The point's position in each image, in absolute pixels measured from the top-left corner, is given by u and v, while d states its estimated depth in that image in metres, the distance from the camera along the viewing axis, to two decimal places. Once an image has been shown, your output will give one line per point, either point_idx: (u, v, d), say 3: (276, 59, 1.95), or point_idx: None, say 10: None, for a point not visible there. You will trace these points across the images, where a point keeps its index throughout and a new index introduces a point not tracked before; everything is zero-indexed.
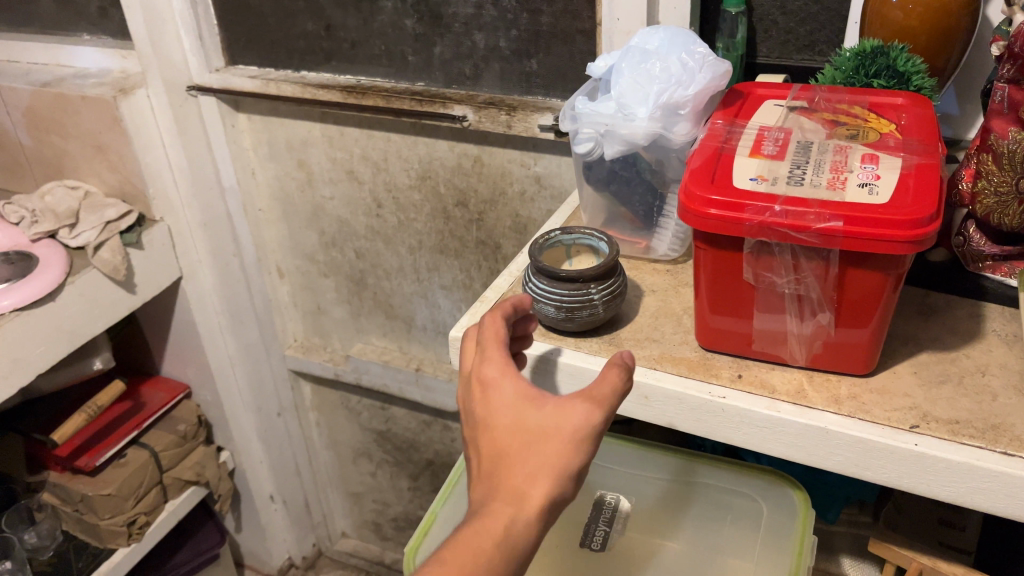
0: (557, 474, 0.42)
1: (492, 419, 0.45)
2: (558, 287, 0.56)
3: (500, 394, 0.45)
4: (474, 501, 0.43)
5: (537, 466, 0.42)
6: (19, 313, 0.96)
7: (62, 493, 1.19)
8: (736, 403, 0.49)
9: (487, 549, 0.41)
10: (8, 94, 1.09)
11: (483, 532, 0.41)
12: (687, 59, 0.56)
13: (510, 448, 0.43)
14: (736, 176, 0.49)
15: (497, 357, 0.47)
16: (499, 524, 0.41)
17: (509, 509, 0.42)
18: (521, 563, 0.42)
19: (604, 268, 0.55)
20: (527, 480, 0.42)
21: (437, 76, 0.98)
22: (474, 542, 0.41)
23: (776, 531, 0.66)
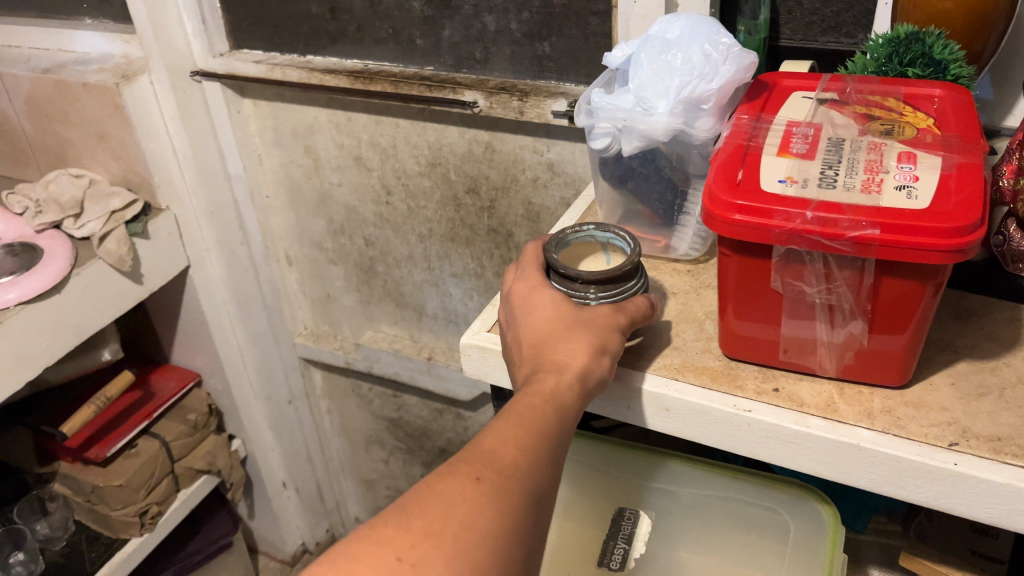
0: (596, 349, 0.50)
1: (533, 313, 0.53)
2: (557, 283, 0.54)
3: (540, 296, 0.53)
4: (523, 376, 0.50)
5: (578, 345, 0.50)
6: (23, 306, 0.94)
7: (73, 484, 1.19)
8: (763, 417, 0.47)
9: (542, 402, 0.47)
10: (9, 81, 1.07)
11: (536, 392, 0.48)
12: (710, 50, 0.53)
13: (553, 330, 0.51)
14: (764, 178, 0.46)
15: (534, 272, 0.56)
16: (550, 384, 0.48)
17: (555, 371, 0.49)
18: (571, 423, 0.48)
19: (606, 273, 0.53)
20: (570, 351, 0.50)
21: (446, 60, 0.95)
22: (531, 397, 0.48)
23: (804, 548, 0.65)
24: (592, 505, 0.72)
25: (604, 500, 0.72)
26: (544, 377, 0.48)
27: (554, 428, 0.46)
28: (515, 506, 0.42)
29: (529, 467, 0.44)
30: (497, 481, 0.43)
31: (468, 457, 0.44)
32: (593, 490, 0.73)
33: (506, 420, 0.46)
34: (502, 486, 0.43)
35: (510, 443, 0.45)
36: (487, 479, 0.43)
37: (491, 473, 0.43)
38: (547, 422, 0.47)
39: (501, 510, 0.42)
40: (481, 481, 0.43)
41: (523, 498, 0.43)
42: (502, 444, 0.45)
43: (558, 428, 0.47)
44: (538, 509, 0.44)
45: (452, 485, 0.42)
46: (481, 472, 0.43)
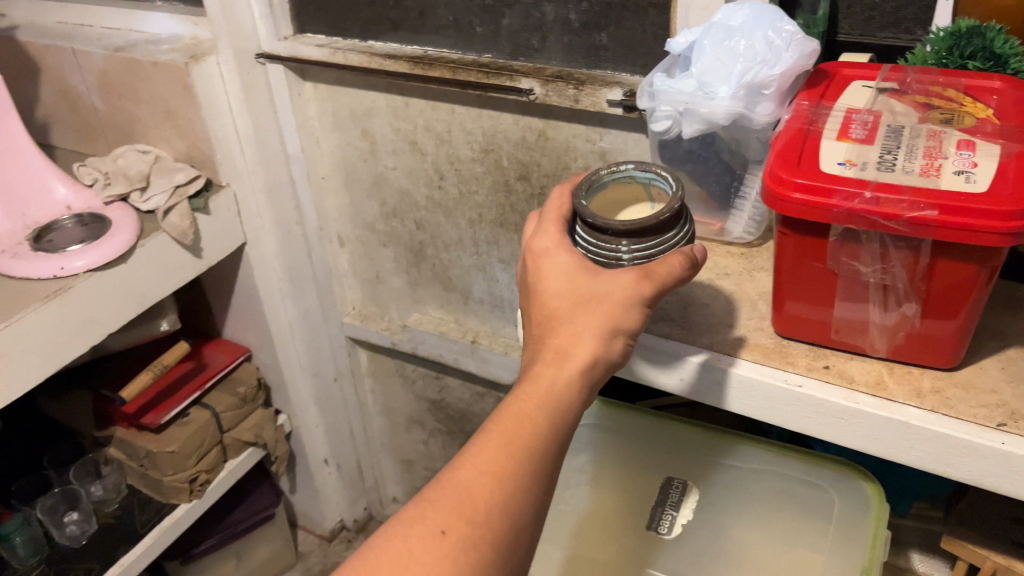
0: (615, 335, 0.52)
1: (546, 288, 0.55)
2: (588, 235, 0.57)
3: (555, 264, 0.56)
4: (526, 365, 0.53)
5: (592, 337, 0.52)
6: (92, 274, 0.99)
7: (128, 448, 1.23)
8: (813, 392, 0.48)
9: (528, 421, 0.50)
10: (83, 58, 1.11)
11: (525, 401, 0.50)
12: (773, 37, 0.54)
13: (564, 311, 0.53)
14: (823, 160, 0.47)
15: (553, 232, 0.58)
16: (545, 383, 0.51)
17: (553, 369, 0.51)
18: (561, 435, 0.51)
19: (638, 226, 0.55)
20: (575, 336, 0.52)
21: (504, 48, 0.97)
22: (519, 414, 0.50)
23: (847, 524, 0.68)
24: (646, 474, 0.77)
25: (657, 469, 0.77)
26: (542, 376, 0.51)
27: (537, 454, 0.49)
28: (480, 558, 0.46)
29: (501, 508, 0.47)
30: (463, 531, 0.46)
31: (438, 506, 0.47)
32: (648, 460, 0.78)
33: (489, 447, 0.49)
34: (466, 540, 0.46)
35: (483, 482, 0.48)
36: (452, 533, 0.46)
37: (457, 525, 0.47)
38: (529, 441, 0.49)
39: (465, 564, 0.45)
40: (446, 535, 0.46)
41: (491, 546, 0.47)
42: (476, 482, 0.48)
43: (542, 452, 0.50)
44: (508, 549, 0.47)
45: (418, 538, 0.46)
46: (448, 524, 0.47)
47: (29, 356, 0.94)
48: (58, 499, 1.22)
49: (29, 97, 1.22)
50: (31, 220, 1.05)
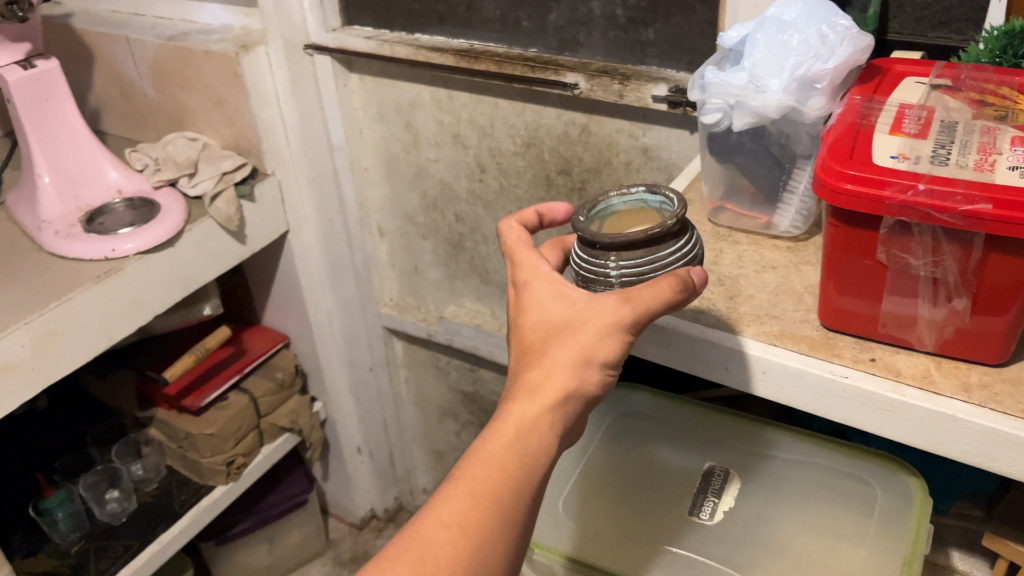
0: (593, 367, 0.53)
1: (523, 319, 0.56)
2: (583, 255, 0.57)
3: (531, 294, 0.57)
4: (503, 399, 0.54)
5: (572, 370, 0.53)
6: (140, 256, 1.01)
7: (167, 429, 1.26)
8: (858, 383, 0.49)
9: (495, 466, 0.52)
10: (137, 46, 1.14)
11: (495, 443, 0.52)
12: (827, 31, 0.55)
13: (539, 343, 0.54)
14: (876, 152, 0.48)
15: (534, 259, 0.59)
16: (515, 421, 0.52)
17: (524, 407, 0.53)
18: (531, 474, 0.52)
19: (626, 241, 0.55)
20: (549, 369, 0.53)
21: (550, 43, 0.98)
22: (485, 461, 0.52)
23: (889, 516, 0.68)
24: (687, 462, 0.78)
25: (698, 457, 0.78)
26: (513, 415, 0.53)
27: (505, 501, 0.51)
28: None
29: (467, 560, 0.50)
30: None
31: (401, 562, 0.49)
32: (689, 449, 0.79)
33: (456, 498, 0.51)
34: None
35: (448, 536, 0.50)
36: None
37: None
38: (499, 484, 0.51)
39: None
40: None
41: None
42: (442, 536, 0.50)
43: (510, 497, 0.51)
44: None
45: None
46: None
47: (81, 334, 0.96)
48: (100, 477, 1.24)
49: (83, 84, 1.25)
50: (83, 203, 1.07)
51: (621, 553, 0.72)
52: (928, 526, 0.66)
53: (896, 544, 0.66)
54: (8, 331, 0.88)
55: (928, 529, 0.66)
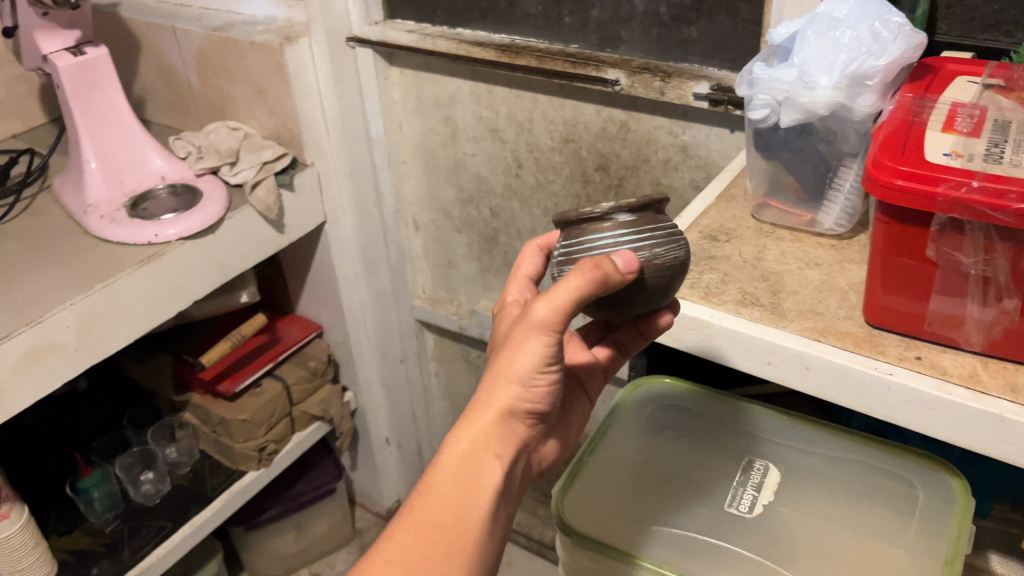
0: (519, 381, 0.55)
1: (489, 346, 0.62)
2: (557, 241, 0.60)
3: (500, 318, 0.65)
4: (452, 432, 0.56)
5: (505, 387, 0.55)
6: (183, 242, 1.03)
7: (202, 414, 1.28)
8: (903, 381, 0.49)
9: (442, 499, 0.53)
10: (183, 36, 1.16)
11: (441, 476, 0.54)
12: (879, 29, 0.56)
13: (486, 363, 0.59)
14: (929, 150, 0.48)
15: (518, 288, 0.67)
16: (460, 453, 0.54)
17: (465, 438, 0.55)
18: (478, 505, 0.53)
19: (564, 219, 0.56)
20: (486, 394, 0.56)
21: (592, 39, 0.99)
22: (430, 494, 0.53)
23: (932, 515, 0.65)
24: (720, 455, 0.74)
25: (731, 451, 0.74)
26: (454, 446, 0.54)
27: (451, 530, 0.52)
28: None
29: None
30: None
31: None
32: (722, 441, 0.75)
33: (401, 532, 0.51)
34: None
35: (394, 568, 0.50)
36: None
37: None
38: (445, 515, 0.52)
39: None
40: None
41: None
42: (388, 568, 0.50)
43: (457, 526, 0.52)
44: None
45: None
46: None
47: (122, 316, 0.98)
48: (136, 459, 1.26)
49: (128, 73, 1.27)
50: (128, 189, 1.09)
51: (642, 537, 0.67)
52: (972, 524, 0.63)
53: (937, 548, 0.63)
54: (53, 311, 0.90)
55: (970, 529, 0.63)
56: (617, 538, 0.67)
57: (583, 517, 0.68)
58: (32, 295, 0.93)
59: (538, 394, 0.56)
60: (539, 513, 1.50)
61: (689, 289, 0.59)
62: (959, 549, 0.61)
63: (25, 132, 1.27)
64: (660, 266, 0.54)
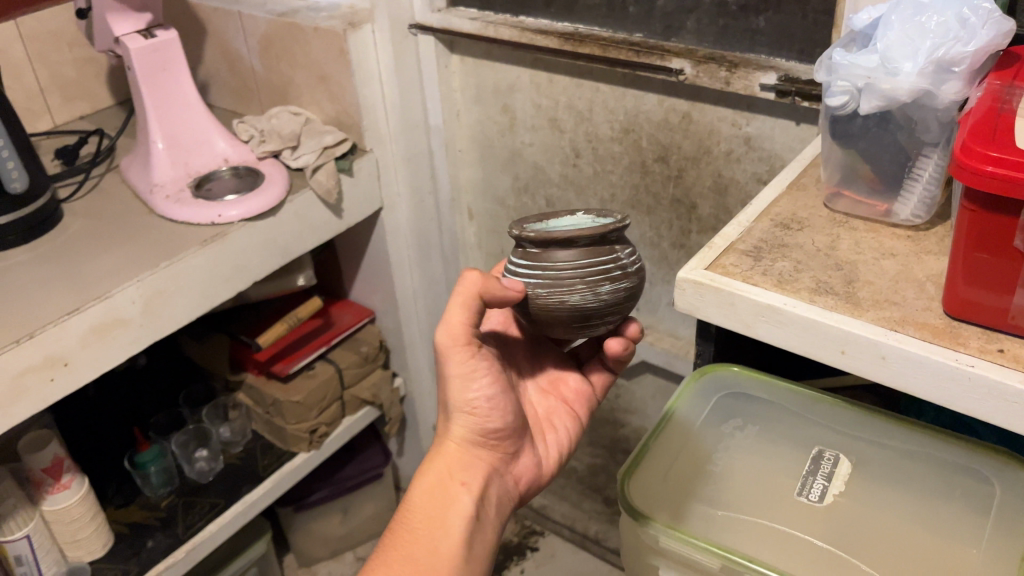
0: (462, 409, 0.68)
1: None
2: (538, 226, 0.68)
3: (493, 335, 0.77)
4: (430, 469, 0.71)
5: (454, 420, 0.69)
6: (245, 223, 1.05)
7: (256, 394, 1.30)
8: (987, 373, 0.49)
9: (415, 528, 0.65)
10: (249, 22, 1.17)
11: (412, 510, 0.67)
12: (969, 14, 0.57)
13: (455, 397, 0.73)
14: (1020, 138, 0.49)
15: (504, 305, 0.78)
16: (426, 489, 0.68)
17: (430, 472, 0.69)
18: (445, 524, 0.65)
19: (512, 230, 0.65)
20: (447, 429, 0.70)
21: (657, 29, 0.98)
22: (403, 528, 0.66)
23: (1011, 513, 0.64)
24: (788, 445, 0.73)
25: (800, 440, 0.73)
26: (423, 482, 0.68)
27: (420, 550, 0.64)
28: None
29: None
30: None
31: None
32: (790, 430, 0.75)
33: (381, 558, 0.64)
34: None
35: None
36: None
37: None
38: (416, 538, 0.65)
39: None
40: None
41: None
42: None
43: (423, 545, 0.64)
44: None
45: None
46: None
47: (186, 295, 1.00)
48: (190, 436, 1.29)
49: (193, 57, 1.30)
50: (192, 170, 1.11)
51: (707, 525, 0.67)
52: None
53: (1015, 543, 0.62)
54: (121, 287, 0.93)
55: None
56: (685, 525, 0.66)
57: (649, 501, 0.68)
58: (101, 271, 0.95)
59: (483, 415, 0.69)
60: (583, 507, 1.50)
61: (762, 277, 0.59)
62: None
63: (93, 114, 1.30)
64: (544, 304, 0.63)
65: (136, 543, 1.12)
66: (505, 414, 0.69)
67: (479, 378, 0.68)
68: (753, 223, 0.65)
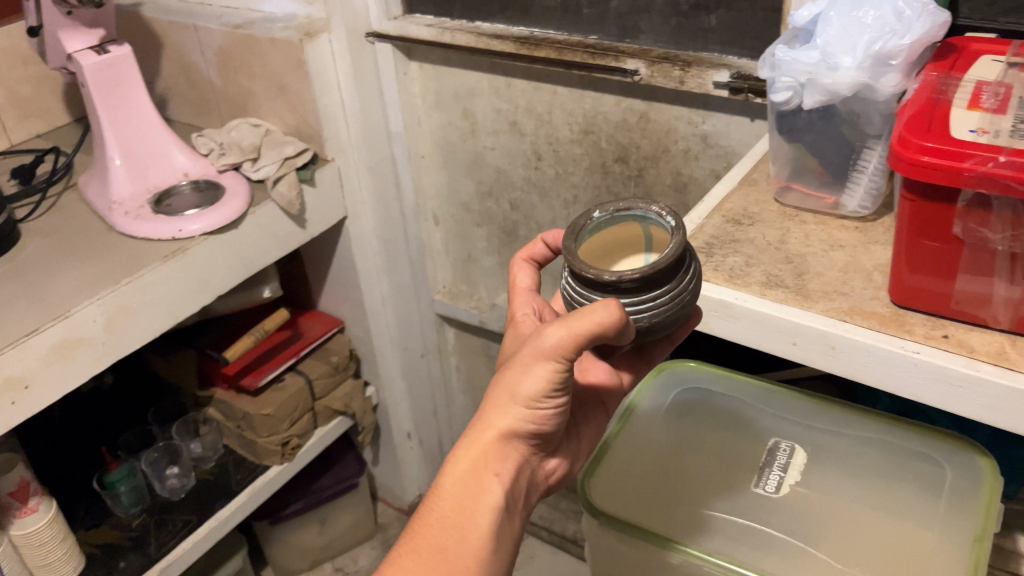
0: (521, 403, 0.55)
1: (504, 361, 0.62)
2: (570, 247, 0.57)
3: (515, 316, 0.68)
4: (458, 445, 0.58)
5: (506, 409, 0.56)
6: (207, 236, 1.04)
7: (226, 409, 1.29)
8: (932, 359, 0.50)
9: (442, 517, 0.54)
10: (205, 34, 1.17)
11: (440, 497, 0.55)
12: (904, 7, 0.58)
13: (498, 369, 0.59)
14: (955, 127, 0.51)
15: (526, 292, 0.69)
16: (458, 472, 0.56)
17: (464, 456, 0.56)
18: (476, 519, 0.54)
19: (584, 272, 0.54)
20: (492, 409, 0.56)
21: (612, 30, 0.99)
22: (429, 519, 0.54)
23: (960, 496, 0.65)
24: (743, 436, 0.74)
25: (757, 432, 0.74)
26: (454, 465, 0.56)
27: (446, 548, 0.53)
28: None
29: None
30: None
31: None
32: (742, 421, 0.76)
33: (403, 549, 0.53)
34: None
35: None
36: None
37: None
38: (443, 532, 0.54)
39: None
40: None
41: None
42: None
43: (450, 543, 0.53)
44: None
45: None
46: None
47: (149, 311, 0.99)
48: (161, 453, 1.28)
49: (150, 71, 1.29)
50: (152, 185, 1.10)
51: (669, 521, 0.67)
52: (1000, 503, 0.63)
53: (967, 525, 0.63)
54: (82, 305, 0.92)
55: (1000, 507, 0.63)
56: (643, 520, 0.67)
57: (611, 499, 0.69)
58: (62, 289, 0.94)
59: (543, 414, 0.56)
60: (560, 508, 1.50)
61: (714, 272, 0.59)
62: (988, 527, 0.61)
63: (51, 132, 1.29)
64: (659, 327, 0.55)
65: (108, 564, 1.11)
66: (562, 413, 0.57)
67: (559, 375, 0.55)
68: (705, 219, 0.66)
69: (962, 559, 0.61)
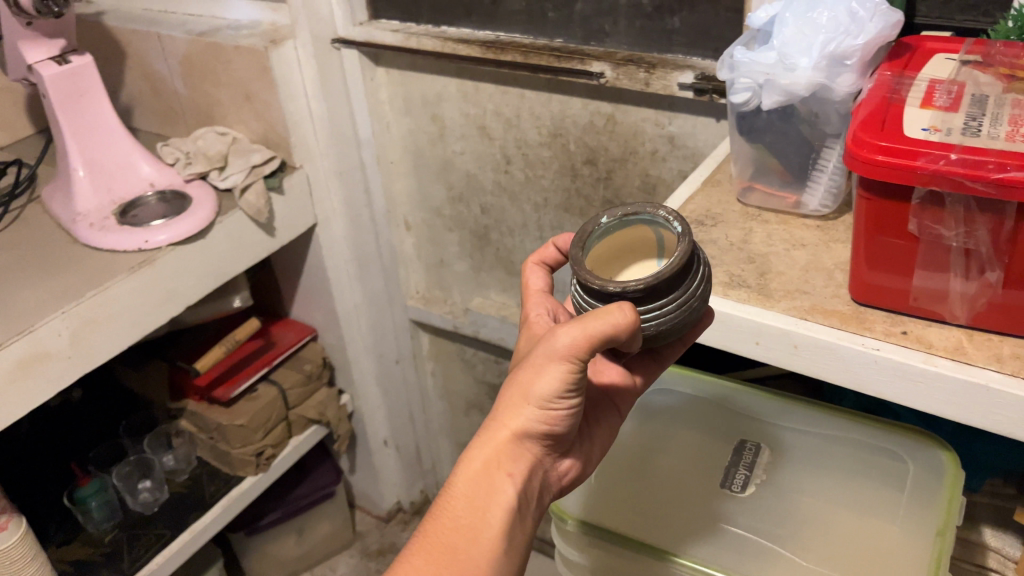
0: (535, 403, 0.54)
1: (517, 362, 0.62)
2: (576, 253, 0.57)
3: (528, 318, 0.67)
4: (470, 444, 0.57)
5: (520, 409, 0.55)
6: (174, 247, 1.03)
7: (199, 420, 1.27)
8: (890, 355, 0.51)
9: (454, 516, 0.54)
10: (168, 42, 1.15)
11: (452, 496, 0.55)
12: (857, 8, 0.59)
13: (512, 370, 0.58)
14: (908, 126, 0.51)
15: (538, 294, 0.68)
16: (470, 472, 0.55)
17: (477, 455, 0.56)
18: (488, 520, 0.54)
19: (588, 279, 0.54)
20: (507, 408, 0.56)
21: (576, 32, 0.99)
22: (442, 518, 0.54)
23: (922, 491, 0.66)
24: (711, 438, 0.75)
25: (725, 432, 0.75)
26: (467, 464, 0.55)
27: (458, 547, 0.53)
28: None
29: None
30: None
31: None
32: (709, 422, 0.76)
33: (416, 549, 0.53)
34: None
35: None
36: None
37: None
38: (455, 532, 0.53)
39: None
40: None
41: None
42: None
43: (462, 543, 0.53)
44: None
45: None
46: None
47: (115, 324, 0.98)
48: (133, 468, 1.26)
49: (114, 80, 1.27)
50: (116, 196, 1.09)
51: (639, 525, 0.68)
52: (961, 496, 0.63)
53: (929, 517, 0.64)
54: (46, 319, 0.90)
55: (961, 501, 0.63)
56: (613, 525, 0.68)
57: (583, 503, 0.70)
58: (26, 303, 0.93)
59: (556, 413, 0.55)
60: None
61: None
62: (948, 521, 0.62)
63: (13, 144, 1.27)
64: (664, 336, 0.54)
65: None
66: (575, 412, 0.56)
67: (573, 375, 0.54)
68: None
69: (924, 553, 0.61)
